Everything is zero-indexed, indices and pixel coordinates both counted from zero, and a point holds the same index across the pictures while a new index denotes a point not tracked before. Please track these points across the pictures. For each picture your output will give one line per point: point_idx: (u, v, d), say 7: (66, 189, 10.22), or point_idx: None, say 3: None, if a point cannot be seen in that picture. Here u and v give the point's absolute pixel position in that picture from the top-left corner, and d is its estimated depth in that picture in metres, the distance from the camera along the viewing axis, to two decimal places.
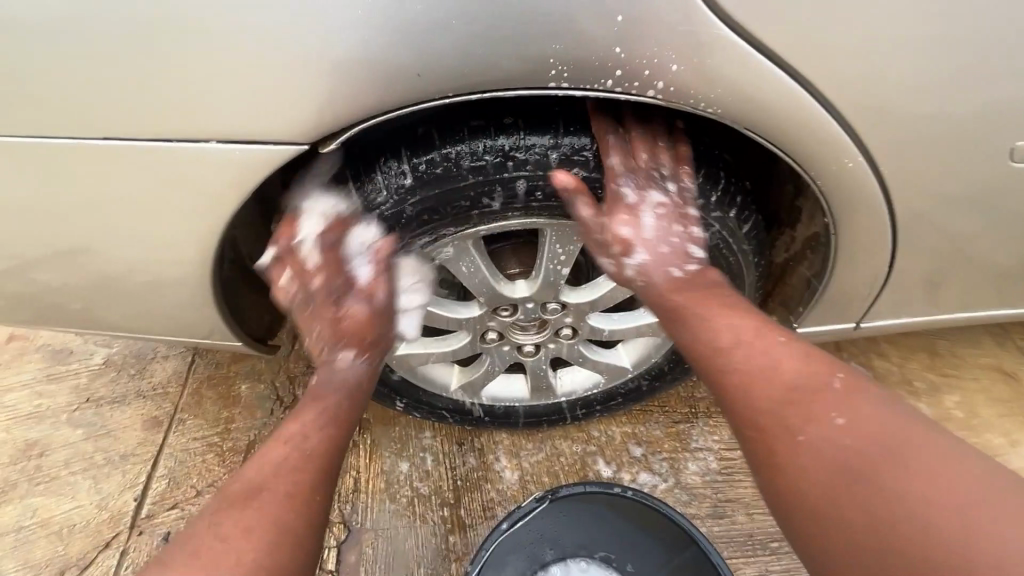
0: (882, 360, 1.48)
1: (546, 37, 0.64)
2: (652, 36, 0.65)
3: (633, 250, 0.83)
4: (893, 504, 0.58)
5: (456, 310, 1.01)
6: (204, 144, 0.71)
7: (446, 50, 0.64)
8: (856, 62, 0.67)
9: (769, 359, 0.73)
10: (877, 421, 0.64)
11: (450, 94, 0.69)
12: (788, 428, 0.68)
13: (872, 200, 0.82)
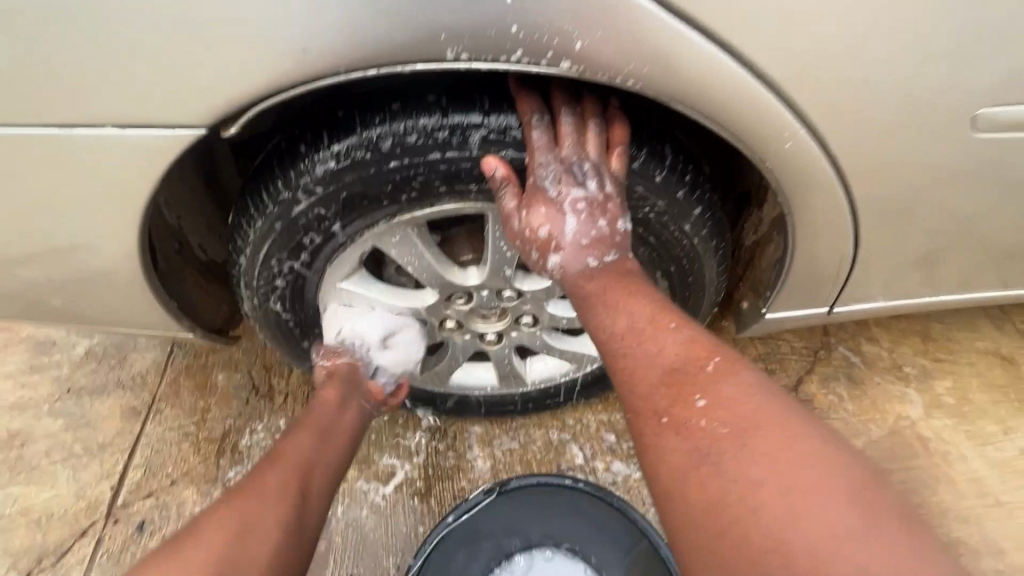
0: (872, 344, 1.43)
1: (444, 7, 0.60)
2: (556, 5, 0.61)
3: (552, 249, 0.75)
4: (746, 520, 0.52)
5: (411, 299, 0.98)
6: (102, 129, 0.68)
7: (349, 24, 0.61)
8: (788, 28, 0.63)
9: (658, 346, 0.66)
10: (766, 425, 0.56)
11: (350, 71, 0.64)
12: (683, 420, 0.60)
13: (830, 175, 0.77)
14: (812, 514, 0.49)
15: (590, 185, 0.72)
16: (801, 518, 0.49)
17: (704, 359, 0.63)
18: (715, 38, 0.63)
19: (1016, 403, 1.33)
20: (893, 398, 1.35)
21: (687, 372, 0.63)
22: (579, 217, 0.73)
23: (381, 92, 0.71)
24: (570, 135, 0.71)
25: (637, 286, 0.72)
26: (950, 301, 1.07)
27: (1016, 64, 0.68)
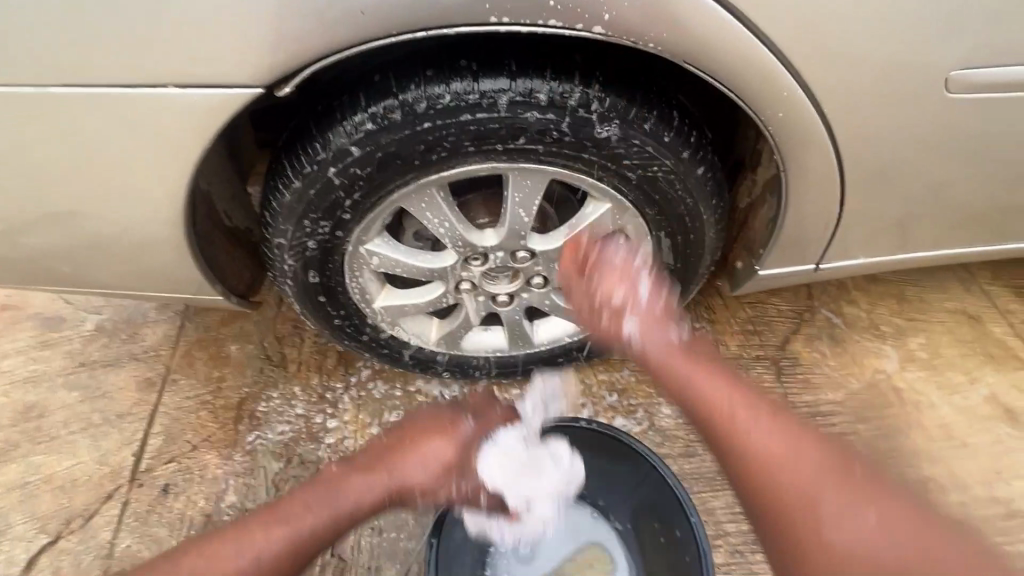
0: (852, 306, 1.53)
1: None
2: None
3: (629, 319, 0.94)
4: (790, 501, 0.78)
5: (429, 260, 1.03)
6: (165, 90, 0.76)
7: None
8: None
9: (715, 386, 0.88)
10: (804, 455, 0.81)
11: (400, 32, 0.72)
12: (742, 441, 0.83)
13: (820, 135, 0.85)
14: (837, 509, 0.76)
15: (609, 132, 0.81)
16: (807, 491, 0.78)
17: (750, 411, 0.85)
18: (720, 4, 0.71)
19: (981, 356, 1.45)
20: (872, 354, 1.46)
21: (736, 404, 0.86)
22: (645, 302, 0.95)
23: (416, 60, 0.78)
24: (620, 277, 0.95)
25: (710, 364, 0.91)
26: (927, 259, 1.15)
27: (984, 28, 0.76)
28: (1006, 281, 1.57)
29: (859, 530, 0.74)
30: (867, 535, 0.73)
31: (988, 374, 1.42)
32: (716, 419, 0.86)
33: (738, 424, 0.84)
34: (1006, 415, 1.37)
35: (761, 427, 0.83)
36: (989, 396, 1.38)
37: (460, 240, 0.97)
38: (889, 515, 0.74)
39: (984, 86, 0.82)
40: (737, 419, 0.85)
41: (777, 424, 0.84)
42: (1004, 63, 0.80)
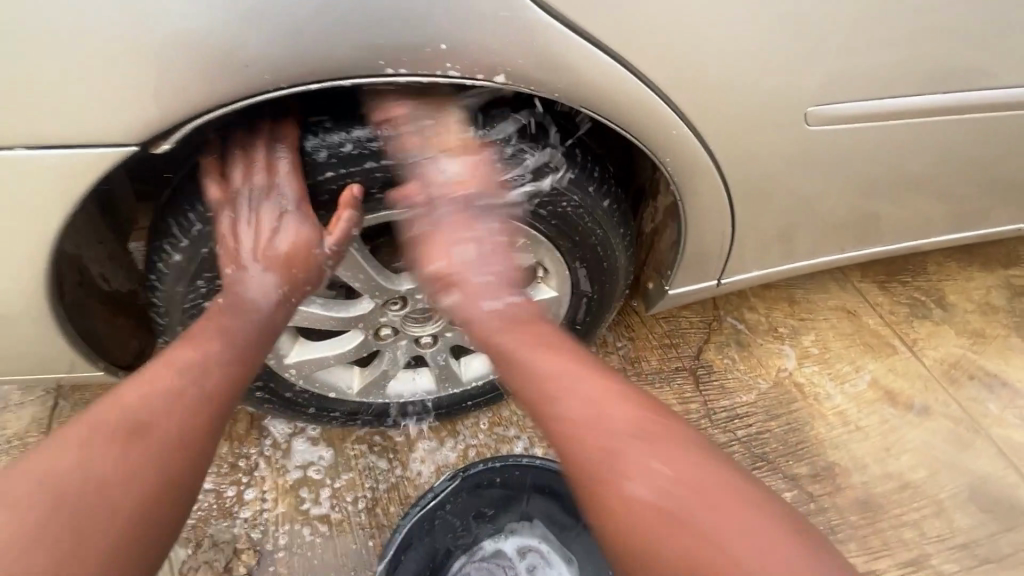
0: (752, 312, 1.67)
1: (372, 23, 0.66)
2: (480, 31, 0.69)
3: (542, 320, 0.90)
4: (560, 423, 0.73)
5: (345, 309, 1.00)
6: (16, 153, 0.68)
7: (288, 41, 0.65)
8: (669, 48, 0.76)
9: (611, 431, 0.71)
10: (714, 487, 0.66)
11: (287, 86, 0.69)
12: (643, 475, 0.67)
13: (707, 167, 0.92)
14: (577, 409, 0.73)
15: (513, 175, 0.85)
16: (621, 437, 0.70)
17: (637, 430, 0.71)
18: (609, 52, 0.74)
19: (862, 346, 1.63)
20: (773, 355, 1.59)
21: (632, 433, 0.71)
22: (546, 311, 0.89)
23: (311, 108, 0.78)
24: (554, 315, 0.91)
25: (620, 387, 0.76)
26: (809, 266, 1.30)
27: (832, 72, 0.87)
28: (872, 278, 1.79)
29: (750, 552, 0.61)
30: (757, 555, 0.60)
31: (869, 362, 1.60)
32: (615, 507, 0.67)
33: (591, 422, 0.71)
34: (888, 396, 1.55)
35: (584, 397, 0.73)
36: (871, 381, 1.55)
37: (376, 284, 0.94)
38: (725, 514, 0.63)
39: (839, 120, 0.93)
40: (562, 391, 0.74)
41: (605, 395, 0.74)
42: (851, 102, 0.92)
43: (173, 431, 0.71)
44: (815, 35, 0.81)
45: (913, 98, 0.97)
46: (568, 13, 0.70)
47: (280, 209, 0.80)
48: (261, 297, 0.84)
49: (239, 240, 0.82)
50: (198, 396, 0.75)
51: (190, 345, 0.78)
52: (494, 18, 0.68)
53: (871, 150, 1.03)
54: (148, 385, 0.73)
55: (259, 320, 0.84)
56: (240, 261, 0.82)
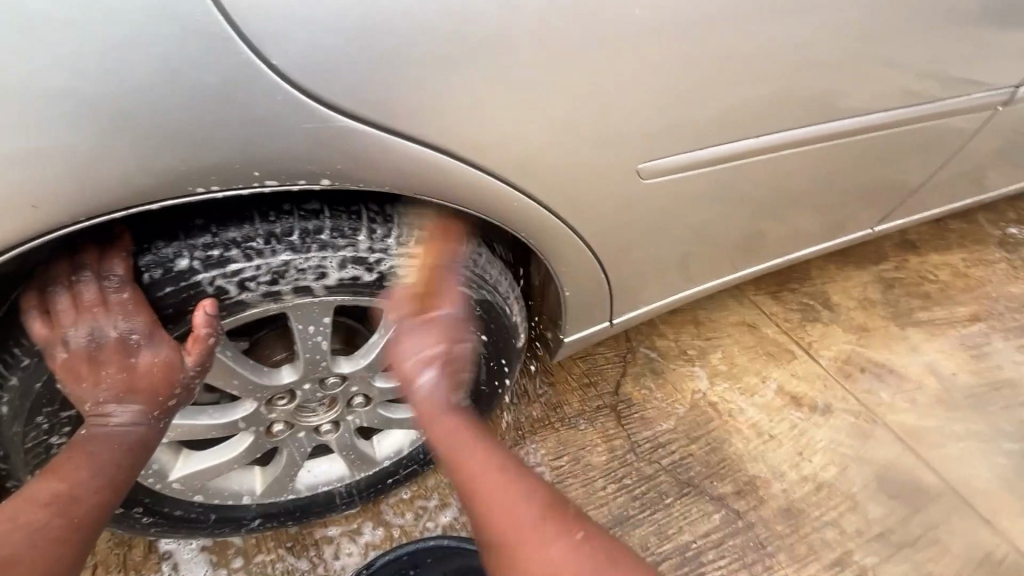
0: (662, 338, 1.74)
1: (167, 147, 0.62)
2: (289, 139, 0.66)
3: (428, 370, 0.90)
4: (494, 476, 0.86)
5: (229, 412, 0.95)
6: None
7: (71, 170, 0.60)
8: (492, 134, 0.76)
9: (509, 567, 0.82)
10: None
11: (83, 218, 0.63)
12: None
13: (562, 229, 0.95)
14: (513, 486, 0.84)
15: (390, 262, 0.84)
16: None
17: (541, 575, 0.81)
18: (433, 145, 0.73)
19: (765, 356, 1.73)
20: (687, 378, 1.65)
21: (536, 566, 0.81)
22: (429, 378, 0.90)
23: (144, 223, 0.73)
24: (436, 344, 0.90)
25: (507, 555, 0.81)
26: (695, 293, 1.38)
27: (667, 130, 0.92)
28: (765, 290, 1.92)
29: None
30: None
31: (773, 370, 1.70)
32: None
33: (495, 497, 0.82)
34: (795, 401, 1.64)
35: (509, 505, 0.81)
36: (778, 389, 1.64)
37: (254, 383, 0.90)
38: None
39: (673, 169, 0.99)
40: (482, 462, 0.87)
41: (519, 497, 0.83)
42: (678, 153, 0.97)
43: (35, 565, 0.65)
44: (642, 101, 0.86)
45: (742, 143, 1.04)
46: (381, 115, 0.68)
47: (126, 335, 0.73)
48: (125, 426, 0.77)
49: (86, 377, 0.75)
50: (67, 524, 0.70)
51: (52, 475, 0.72)
52: (301, 129, 0.66)
53: (720, 189, 1.11)
54: (7, 524, 0.67)
55: (125, 437, 0.77)
56: (96, 399, 0.76)
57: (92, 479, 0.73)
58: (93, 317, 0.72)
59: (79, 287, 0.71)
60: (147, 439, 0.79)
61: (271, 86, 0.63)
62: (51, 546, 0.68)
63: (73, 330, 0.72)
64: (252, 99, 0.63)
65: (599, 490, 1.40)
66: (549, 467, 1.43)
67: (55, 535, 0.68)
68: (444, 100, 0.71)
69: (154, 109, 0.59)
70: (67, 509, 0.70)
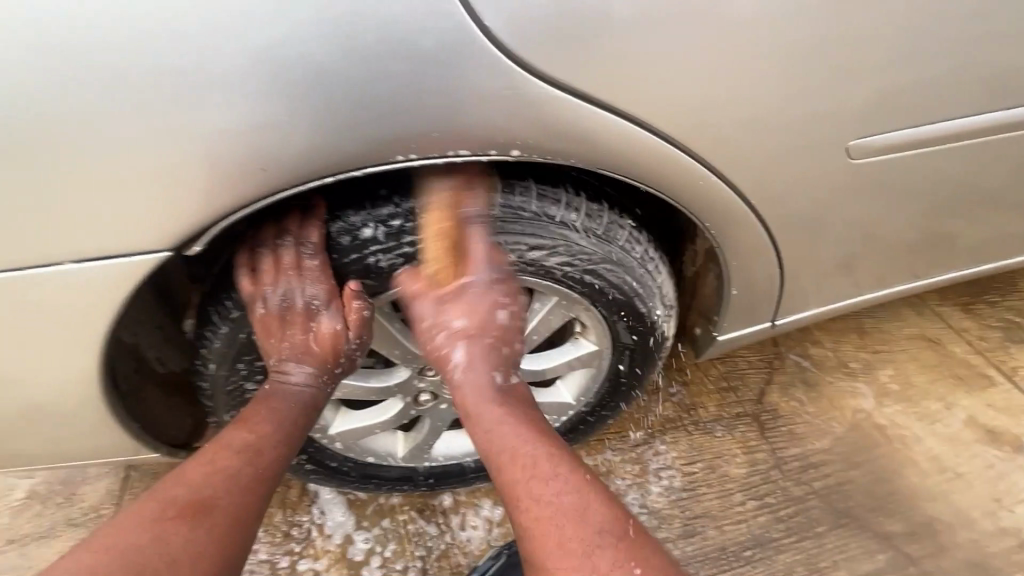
0: (817, 346, 1.54)
1: (378, 114, 0.63)
2: (483, 102, 0.65)
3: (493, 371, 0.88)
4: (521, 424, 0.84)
5: (386, 377, 1.00)
6: (63, 266, 0.67)
7: (300, 135, 0.63)
8: (687, 100, 0.70)
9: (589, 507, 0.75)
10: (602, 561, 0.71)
11: (300, 181, 0.66)
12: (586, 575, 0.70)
13: (743, 213, 0.85)
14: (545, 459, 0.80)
15: (552, 242, 0.82)
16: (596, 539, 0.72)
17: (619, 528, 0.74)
18: (621, 112, 0.69)
19: (951, 379, 1.46)
20: (846, 394, 1.45)
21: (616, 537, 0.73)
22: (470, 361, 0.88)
23: (336, 192, 0.77)
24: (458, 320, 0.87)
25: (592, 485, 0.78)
26: (881, 297, 1.18)
27: (881, 98, 0.79)
28: (953, 300, 1.62)
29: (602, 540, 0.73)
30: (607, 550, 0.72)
31: (961, 397, 1.43)
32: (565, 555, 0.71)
33: (540, 475, 0.77)
34: (990, 436, 1.37)
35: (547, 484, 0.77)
36: (968, 420, 1.38)
37: (412, 352, 0.93)
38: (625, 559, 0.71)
39: (882, 146, 0.85)
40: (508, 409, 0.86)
41: (580, 494, 0.76)
42: (892, 126, 0.83)
43: (227, 509, 0.72)
44: (858, 61, 0.75)
45: (974, 118, 0.88)
46: (582, 79, 0.66)
47: (312, 303, 0.83)
48: (303, 385, 0.86)
49: (276, 333, 0.85)
50: (253, 474, 0.77)
51: (245, 427, 0.81)
52: (501, 95, 0.65)
53: (934, 172, 0.93)
54: (208, 466, 0.76)
55: (302, 394, 0.86)
56: (280, 355, 0.85)
57: (277, 438, 0.81)
58: (286, 283, 0.80)
59: (278, 253, 0.78)
60: (321, 397, 0.88)
61: (475, 47, 0.62)
62: (237, 495, 0.74)
63: (270, 291, 0.81)
64: (461, 64, 0.62)
65: (737, 505, 1.28)
66: (681, 473, 1.34)
67: (243, 483, 0.75)
68: (639, 61, 0.66)
69: (373, 75, 0.61)
70: (258, 456, 0.78)
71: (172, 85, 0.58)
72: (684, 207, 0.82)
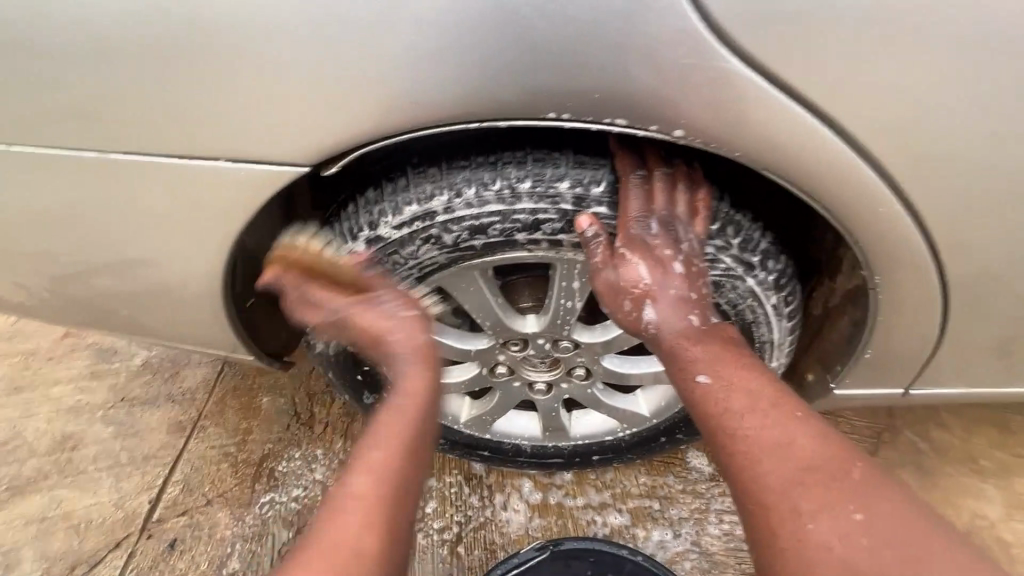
0: (943, 431, 1.32)
1: (541, 65, 0.60)
2: (659, 70, 0.59)
3: (648, 303, 0.76)
4: (843, 490, 0.57)
5: (462, 339, 0.98)
6: (219, 162, 0.72)
7: (458, 79, 0.61)
8: (899, 106, 0.59)
9: (785, 436, 0.63)
10: (811, 481, 0.59)
11: (451, 121, 0.65)
12: (830, 523, 0.55)
13: (919, 255, 0.72)
14: (826, 525, 0.55)
15: (649, 220, 0.73)
16: (830, 496, 0.57)
17: (807, 455, 0.61)
18: (815, 108, 0.60)
19: None
20: (966, 494, 1.24)
21: (815, 455, 0.61)
22: (677, 273, 0.75)
23: (460, 146, 0.76)
24: (662, 190, 0.73)
25: (765, 428, 0.64)
26: None
27: None
28: None
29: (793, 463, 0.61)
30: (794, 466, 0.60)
31: None
32: (777, 520, 0.58)
33: (774, 433, 0.63)
34: None
35: (735, 429, 0.66)
36: None
37: (500, 322, 0.91)
38: (811, 485, 0.58)
39: None
40: (743, 416, 0.66)
41: (785, 426, 0.64)
42: None
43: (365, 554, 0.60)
44: None
45: None
46: (779, 63, 0.57)
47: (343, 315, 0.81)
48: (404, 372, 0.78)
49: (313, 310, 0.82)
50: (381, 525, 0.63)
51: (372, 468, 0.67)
52: (678, 66, 0.58)
53: None
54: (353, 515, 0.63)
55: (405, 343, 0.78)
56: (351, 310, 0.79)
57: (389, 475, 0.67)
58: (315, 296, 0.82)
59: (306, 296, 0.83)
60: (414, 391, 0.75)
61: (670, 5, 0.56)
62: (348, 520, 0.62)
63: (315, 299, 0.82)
64: (641, 24, 0.57)
65: None
66: None
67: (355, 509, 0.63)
68: (856, 51, 0.56)
69: (553, 21, 0.57)
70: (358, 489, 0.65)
71: (350, 8, 0.58)
72: (847, 232, 0.71)
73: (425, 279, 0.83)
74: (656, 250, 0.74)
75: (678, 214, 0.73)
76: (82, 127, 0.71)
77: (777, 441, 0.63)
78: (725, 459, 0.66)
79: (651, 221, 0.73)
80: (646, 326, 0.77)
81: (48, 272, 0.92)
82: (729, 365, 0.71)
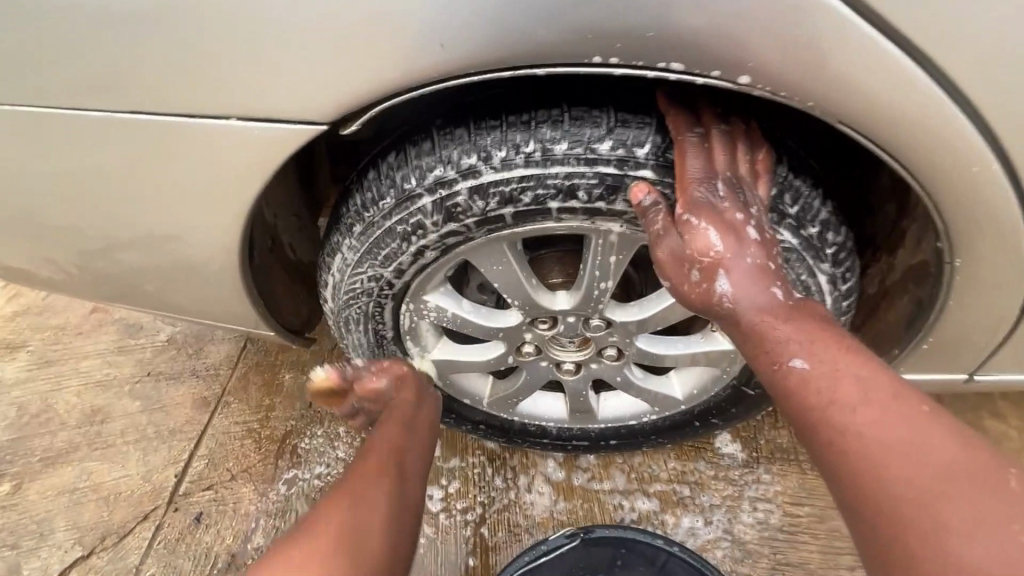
0: (997, 422, 1.23)
1: (587, 1, 0.53)
2: (722, 6, 0.52)
3: (721, 274, 0.65)
4: (996, 503, 0.46)
5: (490, 317, 0.93)
6: (230, 122, 0.67)
7: (490, 21, 0.56)
8: (1001, 46, 0.51)
9: (919, 435, 0.51)
10: (959, 492, 0.48)
11: (484, 69, 0.60)
12: (988, 547, 0.45)
13: (1007, 225, 0.64)
14: (983, 546, 0.45)
15: (716, 180, 0.65)
16: (985, 512, 0.46)
17: (953, 461, 0.49)
18: (899, 49, 0.52)
19: None
20: None
21: (961, 462, 0.49)
22: (752, 240, 0.65)
23: (490, 106, 0.70)
24: (722, 150, 0.65)
25: (886, 422, 0.53)
26: None
27: None
28: None
29: (929, 466, 0.50)
30: (932, 470, 0.49)
31: None
32: (914, 535, 0.48)
33: (902, 431, 0.52)
34: None
35: (850, 425, 0.54)
36: None
37: (530, 299, 0.86)
38: (957, 495, 0.48)
39: None
40: (858, 409, 0.55)
41: (913, 421, 0.52)
42: None
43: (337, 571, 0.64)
44: None
45: None
46: None
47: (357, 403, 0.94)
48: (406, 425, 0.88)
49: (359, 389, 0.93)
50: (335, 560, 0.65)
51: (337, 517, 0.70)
52: (748, 1, 0.51)
53: None
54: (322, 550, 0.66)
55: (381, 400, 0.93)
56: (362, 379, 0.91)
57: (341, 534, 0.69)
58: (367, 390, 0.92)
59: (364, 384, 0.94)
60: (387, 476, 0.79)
61: None
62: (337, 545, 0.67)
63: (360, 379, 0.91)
64: None
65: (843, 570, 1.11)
66: (782, 512, 1.18)
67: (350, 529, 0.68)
68: None
69: None
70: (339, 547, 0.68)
71: None
72: (927, 196, 0.63)
73: (452, 251, 0.78)
74: (727, 214, 0.64)
75: (742, 176, 0.66)
76: (88, 86, 0.67)
77: (907, 442, 0.51)
78: (835, 456, 0.54)
79: (716, 183, 0.65)
80: (720, 303, 0.66)
81: (66, 242, 0.90)
82: (824, 342, 0.60)
